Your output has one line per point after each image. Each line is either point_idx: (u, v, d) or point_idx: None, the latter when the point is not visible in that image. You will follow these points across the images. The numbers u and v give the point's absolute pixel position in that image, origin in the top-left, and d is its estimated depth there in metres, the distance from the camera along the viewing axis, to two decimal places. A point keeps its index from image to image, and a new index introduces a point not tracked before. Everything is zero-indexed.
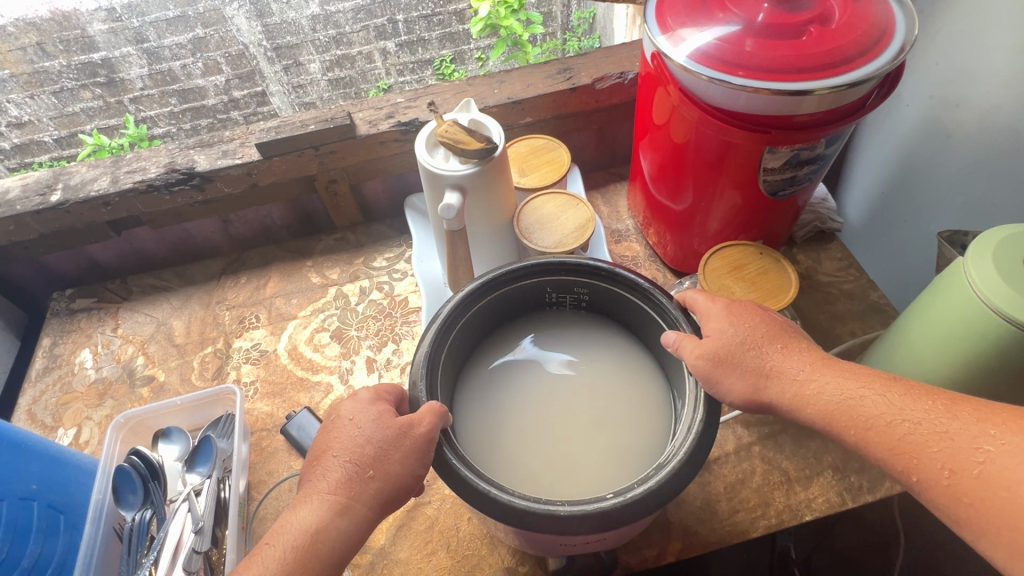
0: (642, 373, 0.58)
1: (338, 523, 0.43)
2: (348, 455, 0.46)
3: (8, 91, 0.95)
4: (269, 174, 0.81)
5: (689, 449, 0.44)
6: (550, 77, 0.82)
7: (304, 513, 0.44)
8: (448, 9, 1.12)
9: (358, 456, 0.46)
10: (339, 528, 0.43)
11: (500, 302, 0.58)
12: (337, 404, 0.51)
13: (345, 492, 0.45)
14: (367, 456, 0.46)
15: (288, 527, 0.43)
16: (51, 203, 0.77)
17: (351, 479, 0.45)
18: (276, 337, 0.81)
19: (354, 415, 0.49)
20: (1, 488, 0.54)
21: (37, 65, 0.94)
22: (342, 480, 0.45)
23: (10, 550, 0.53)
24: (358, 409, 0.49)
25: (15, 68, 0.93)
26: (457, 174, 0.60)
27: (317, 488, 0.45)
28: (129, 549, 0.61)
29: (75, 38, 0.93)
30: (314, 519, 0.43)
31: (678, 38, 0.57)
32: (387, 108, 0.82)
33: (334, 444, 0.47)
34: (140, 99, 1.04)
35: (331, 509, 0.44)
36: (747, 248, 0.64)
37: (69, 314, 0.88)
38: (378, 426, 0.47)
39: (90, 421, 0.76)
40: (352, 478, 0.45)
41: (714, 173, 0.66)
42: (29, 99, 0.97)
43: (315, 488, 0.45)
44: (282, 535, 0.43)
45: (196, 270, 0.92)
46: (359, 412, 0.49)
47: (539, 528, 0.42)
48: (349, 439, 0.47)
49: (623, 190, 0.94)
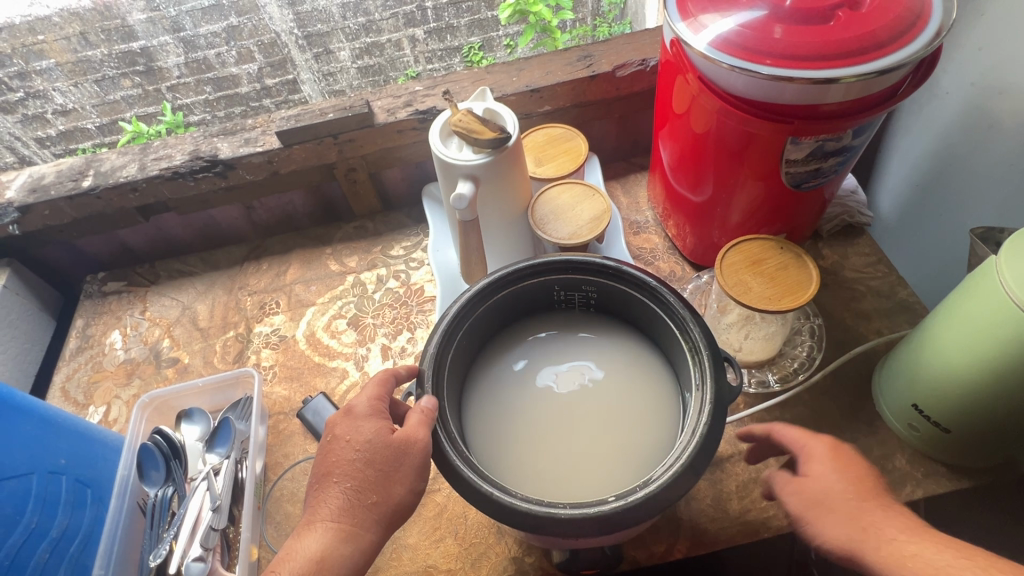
0: (652, 372, 0.58)
1: (342, 549, 0.44)
2: (350, 481, 0.46)
3: (54, 80, 0.97)
4: (290, 162, 0.82)
5: (691, 453, 0.43)
6: (570, 64, 0.81)
7: (309, 541, 0.44)
8: None
9: (358, 481, 0.46)
10: (344, 553, 0.44)
11: (507, 301, 0.57)
12: (331, 420, 0.50)
13: (348, 519, 0.45)
14: (369, 482, 0.46)
15: (295, 554, 0.44)
16: (83, 188, 0.80)
17: (354, 505, 0.46)
18: (295, 322, 0.83)
19: (351, 438, 0.48)
20: (31, 462, 0.56)
21: (81, 54, 0.96)
22: (345, 507, 0.46)
23: (40, 520, 0.56)
24: (353, 427, 0.48)
25: (60, 57, 0.95)
26: (470, 164, 0.60)
27: (320, 514, 0.46)
28: (152, 523, 0.63)
29: (116, 28, 0.94)
30: (319, 546, 0.44)
31: (700, 24, 0.55)
32: (406, 96, 0.82)
33: (333, 469, 0.47)
34: (177, 88, 1.05)
35: (335, 535, 0.45)
36: (767, 242, 0.62)
37: (101, 296, 0.91)
38: (378, 449, 0.47)
39: (119, 400, 0.79)
40: (355, 503, 0.46)
41: (734, 165, 0.64)
42: (74, 87, 0.99)
43: (319, 515, 0.46)
44: (290, 562, 0.44)
45: (221, 256, 0.94)
46: (355, 434, 0.48)
47: (540, 530, 0.42)
48: (349, 464, 0.47)
49: (644, 181, 0.93)
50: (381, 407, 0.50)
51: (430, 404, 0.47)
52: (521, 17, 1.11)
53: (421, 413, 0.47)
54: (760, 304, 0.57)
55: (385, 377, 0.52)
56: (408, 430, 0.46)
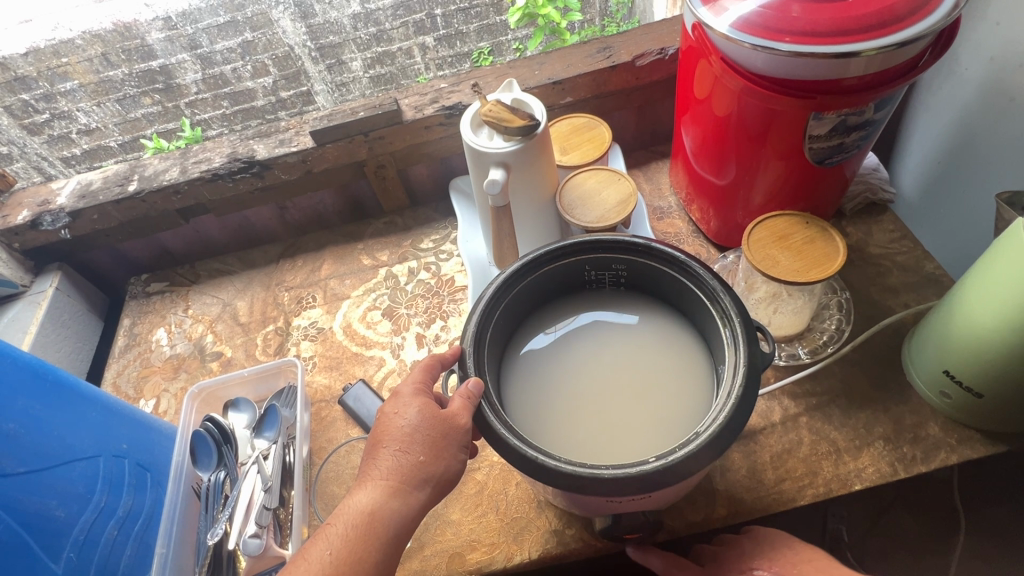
0: (685, 347, 0.59)
1: (391, 504, 0.46)
2: (398, 445, 0.48)
3: (77, 100, 1.00)
4: (323, 161, 0.85)
5: (728, 414, 0.45)
6: (590, 56, 0.84)
7: (360, 497, 0.47)
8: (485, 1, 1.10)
9: (406, 443, 0.48)
10: (393, 508, 0.46)
11: (540, 282, 0.59)
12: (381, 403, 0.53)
13: (397, 477, 0.47)
14: (416, 444, 0.48)
15: (347, 509, 0.46)
16: (129, 193, 0.84)
17: (403, 465, 0.47)
18: (332, 315, 0.86)
19: (396, 407, 0.51)
20: (98, 445, 0.60)
21: (103, 75, 0.98)
22: (394, 467, 0.47)
23: (108, 500, 0.59)
24: (401, 403, 0.51)
25: (83, 78, 0.98)
26: (501, 152, 0.62)
27: (371, 474, 0.48)
28: (207, 506, 0.66)
29: (136, 47, 0.96)
30: (370, 502, 0.46)
31: (721, 8, 0.57)
32: (431, 93, 0.85)
33: (380, 436, 0.50)
34: (195, 104, 1.08)
35: (384, 492, 0.47)
36: (792, 218, 0.64)
37: (145, 297, 0.95)
38: (424, 416, 0.49)
39: (168, 393, 0.83)
40: (404, 464, 0.48)
41: (758, 145, 0.66)
42: (96, 106, 1.02)
43: (369, 475, 0.48)
44: (342, 516, 0.46)
45: (257, 255, 0.98)
46: (402, 402, 0.51)
47: (585, 490, 0.44)
48: (397, 430, 0.49)
49: (665, 168, 0.94)
50: (424, 389, 0.52)
51: (473, 388, 0.48)
52: (529, 19, 1.12)
53: (463, 397, 0.48)
54: (789, 277, 0.58)
55: (431, 364, 0.54)
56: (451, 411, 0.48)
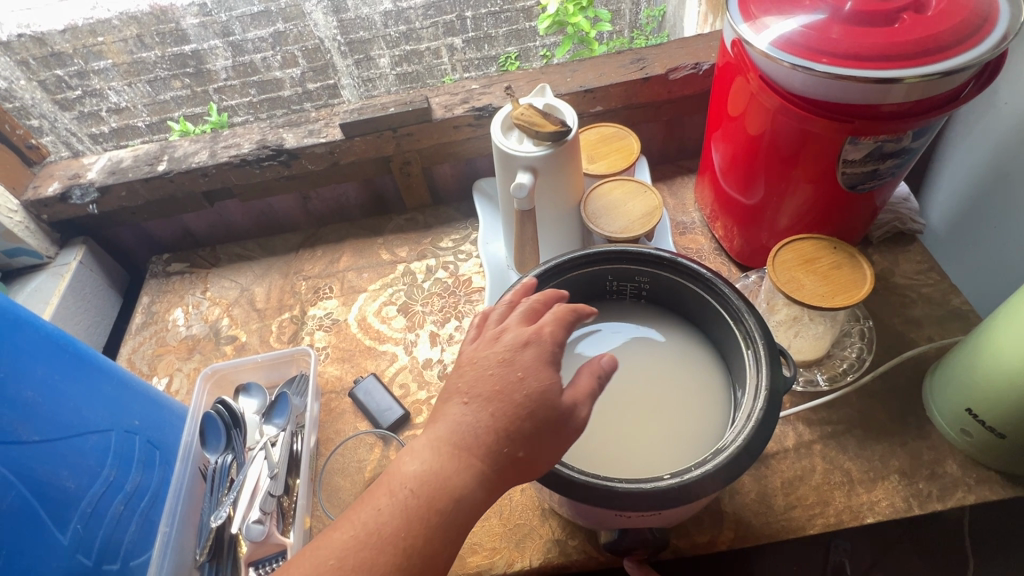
0: (703, 365, 0.59)
1: (469, 481, 0.38)
2: (504, 423, 0.38)
3: (110, 79, 1.02)
4: (349, 154, 0.86)
5: (747, 437, 0.44)
6: (623, 66, 0.84)
7: (432, 459, 0.38)
8: (516, 6, 1.11)
9: (504, 414, 0.38)
10: (470, 488, 0.38)
11: (562, 289, 0.59)
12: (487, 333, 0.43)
13: (482, 454, 0.38)
14: (523, 435, 0.38)
15: (412, 469, 0.38)
16: (157, 172, 0.85)
17: (490, 443, 0.38)
18: (347, 307, 0.86)
19: (505, 356, 0.40)
20: (111, 419, 0.60)
21: (136, 56, 1.00)
22: (479, 438, 0.38)
23: (117, 475, 0.60)
24: (510, 354, 0.40)
25: (116, 58, 1.00)
26: (530, 155, 0.62)
27: (450, 432, 0.39)
28: (212, 488, 0.66)
29: (169, 31, 0.97)
30: (444, 469, 0.38)
31: (762, 25, 0.57)
32: (462, 94, 0.85)
33: (470, 388, 0.40)
34: (224, 90, 1.07)
35: (464, 465, 0.38)
36: (819, 242, 0.63)
37: (165, 276, 0.96)
38: (537, 393, 0.39)
39: (180, 373, 0.83)
40: (489, 439, 0.38)
41: (789, 166, 0.65)
42: (128, 87, 1.03)
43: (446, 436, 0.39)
44: (406, 475, 0.38)
45: (277, 242, 0.98)
46: (517, 358, 0.40)
47: (596, 503, 0.43)
48: (497, 393, 0.39)
49: (690, 183, 0.94)
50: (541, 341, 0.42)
51: (605, 364, 0.42)
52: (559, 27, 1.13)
53: (593, 376, 0.41)
54: (813, 301, 0.57)
55: (565, 315, 0.42)
56: (577, 393, 0.41)
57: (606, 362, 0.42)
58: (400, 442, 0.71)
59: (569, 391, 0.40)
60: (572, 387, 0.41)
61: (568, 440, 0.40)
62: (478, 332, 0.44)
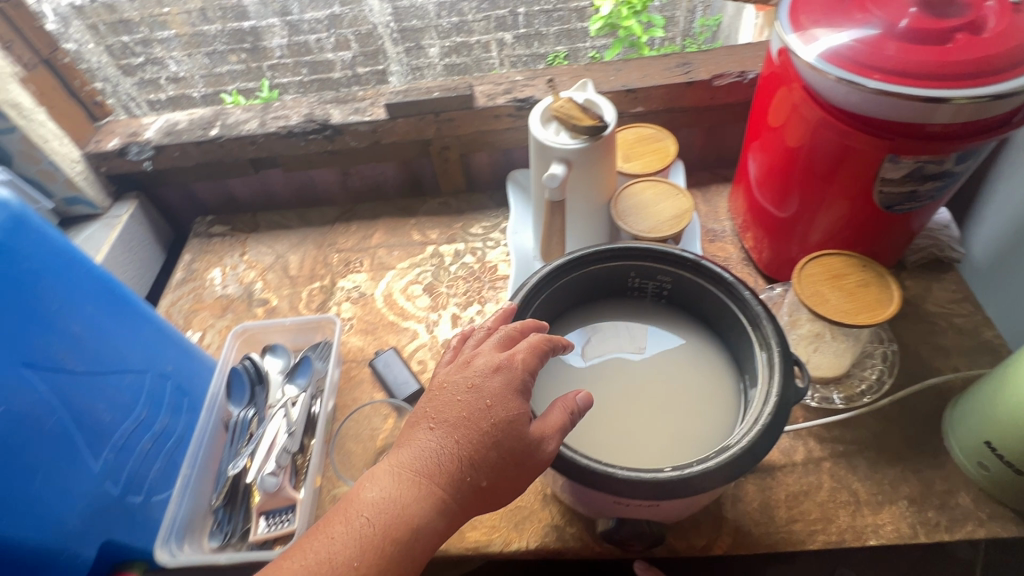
0: (716, 369, 0.59)
1: (427, 509, 0.40)
2: (470, 449, 0.42)
3: (172, 49, 1.05)
4: (391, 134, 0.88)
5: (752, 439, 0.45)
6: (668, 69, 0.84)
7: (393, 484, 0.41)
8: (569, 7, 1.12)
9: (469, 441, 0.42)
10: (430, 515, 0.40)
11: (583, 280, 0.60)
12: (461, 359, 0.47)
13: (441, 481, 0.41)
14: (487, 465, 0.42)
15: (372, 496, 0.41)
16: (210, 136, 0.89)
17: (451, 469, 0.41)
18: (375, 282, 0.89)
19: (473, 382, 0.44)
20: (147, 362, 0.64)
21: (197, 28, 1.03)
22: (441, 465, 0.42)
23: (147, 414, 0.63)
24: (479, 377, 0.45)
25: (179, 29, 1.03)
26: (565, 147, 0.63)
27: (413, 458, 0.42)
28: (233, 439, 0.70)
29: (231, 7, 1.00)
30: (403, 496, 0.40)
31: (810, 36, 0.56)
32: (505, 84, 0.87)
33: (438, 413, 0.44)
34: (277, 67, 1.11)
35: (424, 492, 0.41)
36: (848, 259, 0.62)
37: (207, 237, 1.01)
38: (500, 420, 0.43)
39: (213, 328, 0.88)
40: (450, 467, 0.42)
41: (825, 181, 0.64)
42: (187, 57, 1.07)
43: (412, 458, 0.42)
44: (363, 504, 0.40)
45: (314, 214, 1.02)
46: (486, 385, 0.44)
47: (596, 486, 0.44)
48: (462, 420, 0.43)
49: (725, 192, 0.93)
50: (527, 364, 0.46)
51: (580, 401, 0.47)
52: (611, 29, 1.16)
53: (566, 409, 0.46)
54: (836, 316, 0.57)
55: (541, 342, 0.48)
56: (545, 425, 0.45)
57: (579, 399, 0.47)
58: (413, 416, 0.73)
59: (536, 425, 0.44)
60: (540, 420, 0.45)
61: (531, 472, 0.43)
62: (455, 356, 0.50)
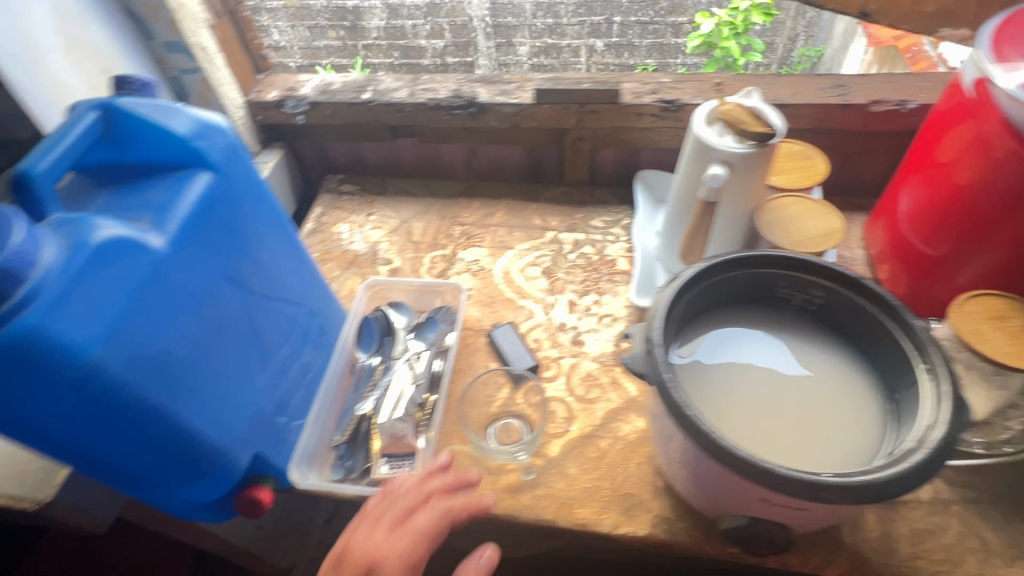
0: (861, 392, 0.58)
1: None
2: None
3: (277, 19, 1.04)
4: (532, 119, 0.91)
5: (919, 461, 0.44)
6: (822, 89, 0.83)
7: None
8: (666, 20, 1.18)
9: None
10: None
11: (735, 281, 0.61)
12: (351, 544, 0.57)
13: None
14: None
15: None
16: (362, 100, 0.94)
17: None
18: (495, 259, 0.92)
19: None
20: (302, 298, 0.69)
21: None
22: None
23: (297, 346, 0.68)
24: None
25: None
26: (730, 150, 0.64)
27: None
28: (358, 383, 0.75)
29: None
30: None
31: (1014, 68, 0.55)
32: (653, 85, 0.88)
33: None
34: (371, 48, 1.17)
35: None
36: (1012, 302, 0.60)
37: (337, 194, 1.06)
38: None
39: (340, 278, 0.92)
40: None
41: (997, 221, 0.62)
42: (291, 28, 1.07)
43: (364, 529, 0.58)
44: None
45: (439, 186, 1.06)
46: None
47: (752, 477, 0.45)
48: None
49: (857, 220, 0.91)
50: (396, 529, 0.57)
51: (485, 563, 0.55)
52: (707, 49, 1.20)
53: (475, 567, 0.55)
54: (996, 356, 0.55)
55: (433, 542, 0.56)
56: None
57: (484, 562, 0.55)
58: (528, 389, 0.75)
59: None
60: None
61: None
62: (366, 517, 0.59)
